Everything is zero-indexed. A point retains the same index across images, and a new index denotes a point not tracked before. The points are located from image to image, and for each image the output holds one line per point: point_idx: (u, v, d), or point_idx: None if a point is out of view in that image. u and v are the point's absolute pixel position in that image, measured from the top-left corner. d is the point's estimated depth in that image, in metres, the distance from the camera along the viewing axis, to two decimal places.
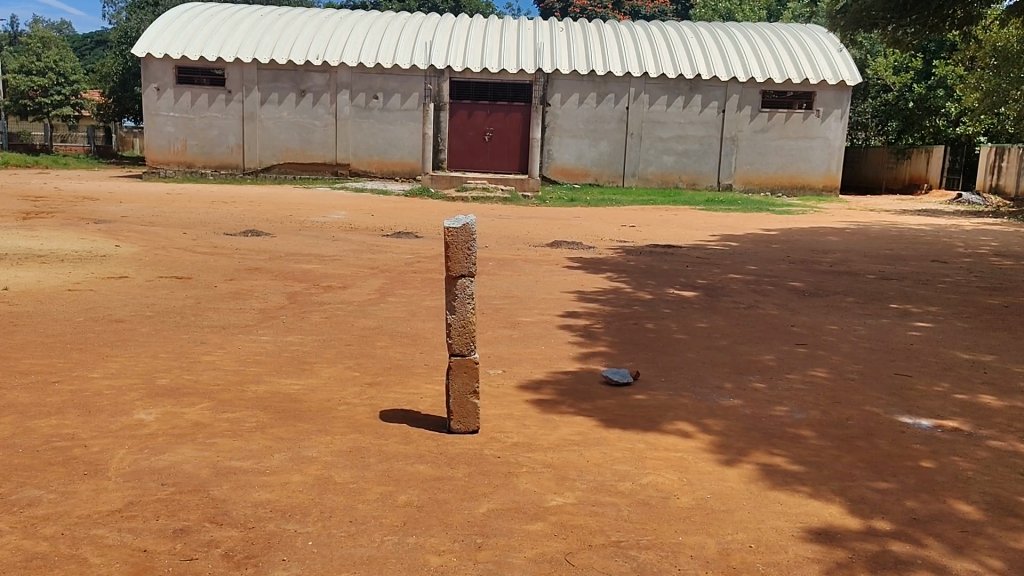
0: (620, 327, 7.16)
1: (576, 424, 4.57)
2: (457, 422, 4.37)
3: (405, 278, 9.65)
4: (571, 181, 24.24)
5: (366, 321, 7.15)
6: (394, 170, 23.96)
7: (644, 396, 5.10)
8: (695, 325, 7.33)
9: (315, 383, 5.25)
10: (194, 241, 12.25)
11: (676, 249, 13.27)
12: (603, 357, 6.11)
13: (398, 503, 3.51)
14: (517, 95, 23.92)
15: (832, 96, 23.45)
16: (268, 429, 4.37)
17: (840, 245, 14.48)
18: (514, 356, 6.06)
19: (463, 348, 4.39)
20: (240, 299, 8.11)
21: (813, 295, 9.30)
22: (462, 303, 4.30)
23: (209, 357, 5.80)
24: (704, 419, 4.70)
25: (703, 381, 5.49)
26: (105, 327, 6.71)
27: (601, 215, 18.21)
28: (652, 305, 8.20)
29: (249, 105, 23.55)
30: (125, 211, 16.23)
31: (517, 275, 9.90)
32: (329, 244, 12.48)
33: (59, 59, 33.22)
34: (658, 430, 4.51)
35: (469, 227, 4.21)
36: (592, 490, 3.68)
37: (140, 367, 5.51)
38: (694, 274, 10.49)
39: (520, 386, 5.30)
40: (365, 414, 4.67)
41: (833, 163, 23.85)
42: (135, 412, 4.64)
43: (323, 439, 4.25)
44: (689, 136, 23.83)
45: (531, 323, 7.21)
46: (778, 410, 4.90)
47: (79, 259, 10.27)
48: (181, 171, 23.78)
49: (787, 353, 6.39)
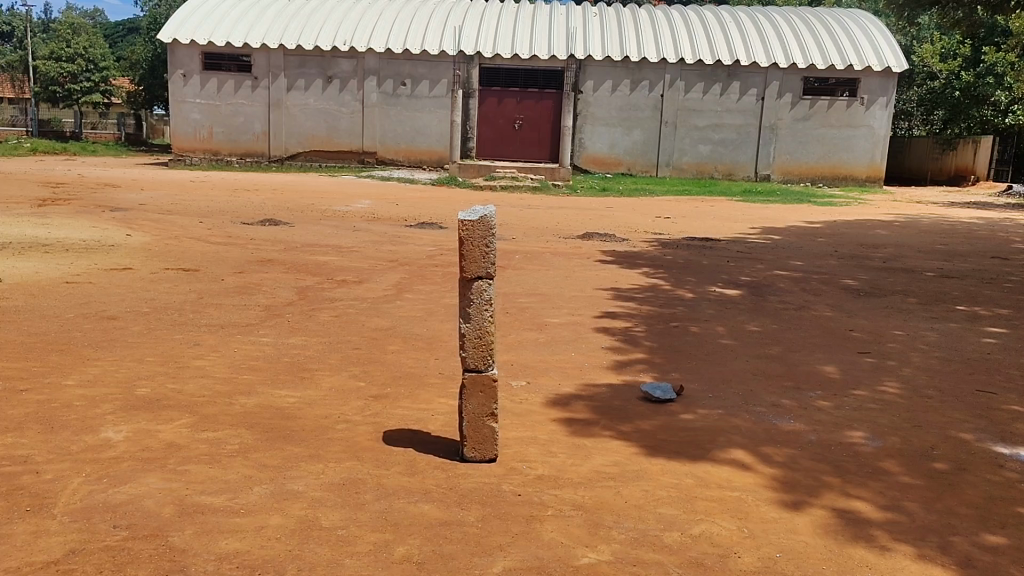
0: (661, 330, 6.45)
1: (611, 451, 3.88)
2: (472, 449, 3.71)
3: (425, 272, 9.00)
4: (603, 171, 23.38)
5: (378, 321, 6.52)
6: (422, 158, 23.35)
7: (691, 416, 4.39)
8: (744, 329, 6.57)
9: (314, 396, 4.61)
10: (210, 231, 11.74)
11: (715, 242, 12.50)
12: (643, 367, 5.40)
13: (394, 558, 2.87)
14: (549, 83, 23.22)
15: (877, 83, 22.45)
16: (252, 454, 3.75)
17: (891, 239, 13.60)
18: (540, 365, 5.38)
19: (480, 363, 3.71)
20: (246, 294, 7.50)
21: (869, 295, 8.48)
22: (479, 310, 3.62)
23: (199, 361, 5.20)
24: (762, 447, 3.98)
25: (757, 398, 4.76)
26: (93, 325, 6.14)
27: (634, 206, 17.44)
28: (693, 305, 7.48)
29: (275, 91, 23.02)
30: (144, 198, 15.80)
31: (545, 270, 9.25)
32: (348, 234, 11.91)
33: (89, 45, 32.97)
34: (708, 460, 3.80)
35: (489, 219, 3.53)
36: (633, 543, 3.00)
37: (122, 373, 4.92)
38: (736, 270, 9.76)
39: (545, 402, 4.62)
40: (367, 436, 4.02)
41: (877, 153, 22.80)
42: (101, 428, 4.04)
43: (314, 468, 3.62)
44: (727, 125, 22.89)
45: (560, 325, 6.53)
46: (850, 436, 4.16)
47: (85, 249, 9.76)
48: (207, 158, 23.28)
49: (850, 363, 5.65)
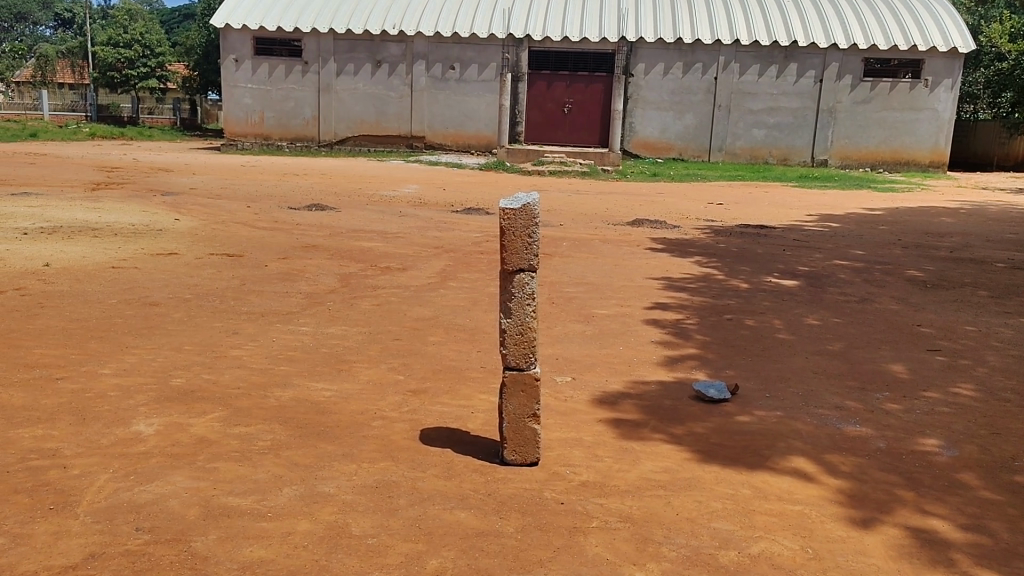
0: (714, 323, 6.15)
1: (661, 456, 3.64)
2: (512, 452, 3.50)
3: (470, 259, 8.81)
4: (653, 156, 22.91)
5: (420, 310, 6.34)
6: (470, 143, 23.15)
7: (748, 418, 4.11)
8: (803, 323, 6.23)
9: (350, 390, 4.44)
10: (257, 215, 11.73)
11: (770, 230, 12.06)
12: (695, 363, 5.12)
13: (426, 572, 2.68)
14: (599, 66, 22.79)
15: (943, 64, 21.61)
16: (283, 451, 3.60)
17: (957, 228, 12.98)
18: (586, 360, 5.14)
19: (521, 361, 3.49)
20: (289, 281, 7.39)
21: (937, 288, 8.03)
22: (520, 305, 3.40)
23: (236, 351, 5.08)
24: (825, 454, 3.69)
25: (819, 398, 4.45)
26: (135, 312, 6.08)
27: (685, 192, 16.99)
28: (748, 296, 7.14)
29: (325, 76, 23.00)
30: (195, 182, 15.96)
31: (594, 258, 8.99)
32: (394, 219, 11.79)
33: (146, 31, 33.27)
34: (767, 468, 3.53)
35: (532, 207, 3.29)
36: (684, 563, 2.76)
37: (158, 362, 4.82)
38: (793, 259, 9.37)
39: (591, 401, 4.38)
40: (403, 434, 3.83)
41: (941, 137, 21.92)
42: (132, 421, 3.92)
43: (346, 468, 3.45)
44: (783, 108, 22.21)
45: (607, 317, 6.28)
46: (922, 444, 3.85)
47: (133, 234, 9.79)
48: (258, 143, 23.38)
49: (918, 362, 5.28)
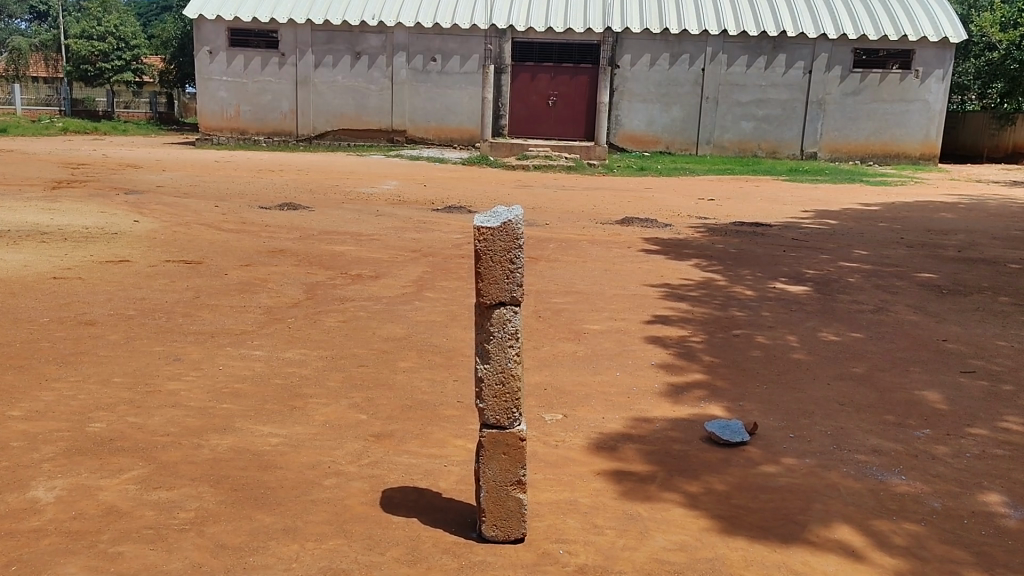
0: (720, 341, 5.49)
1: (675, 527, 2.98)
2: (492, 527, 2.84)
3: (449, 264, 8.14)
4: (640, 149, 22.27)
5: (391, 328, 5.65)
6: (452, 137, 22.39)
7: (774, 470, 3.47)
8: (819, 339, 5.60)
9: (303, 435, 3.75)
10: (224, 216, 10.98)
11: (766, 228, 11.44)
12: (704, 392, 4.47)
13: None
14: (584, 57, 22.07)
15: (933, 55, 21.03)
16: (209, 526, 2.92)
17: (960, 224, 12.42)
18: (579, 389, 4.48)
19: (502, 418, 2.84)
20: (249, 293, 6.67)
21: (954, 293, 7.42)
22: (501, 347, 2.74)
23: (173, 384, 4.38)
24: (873, 521, 3.06)
25: (852, 440, 3.81)
26: (66, 333, 5.34)
27: (676, 187, 16.36)
28: (753, 307, 6.51)
29: (303, 68, 22.18)
30: (163, 179, 15.17)
31: (584, 262, 8.33)
32: (371, 219, 11.08)
33: (120, 23, 32.08)
34: (805, 543, 2.90)
35: (514, 225, 2.62)
36: None
37: (78, 401, 4.10)
38: (797, 262, 8.74)
39: (586, 447, 3.71)
40: (361, 498, 3.15)
41: (932, 129, 21.36)
42: (29, 485, 3.20)
43: (286, 551, 2.76)
44: (772, 100, 21.60)
45: (601, 333, 5.61)
46: (983, 504, 3.22)
47: (86, 237, 9.05)
48: (234, 138, 22.55)
49: (956, 388, 4.66)
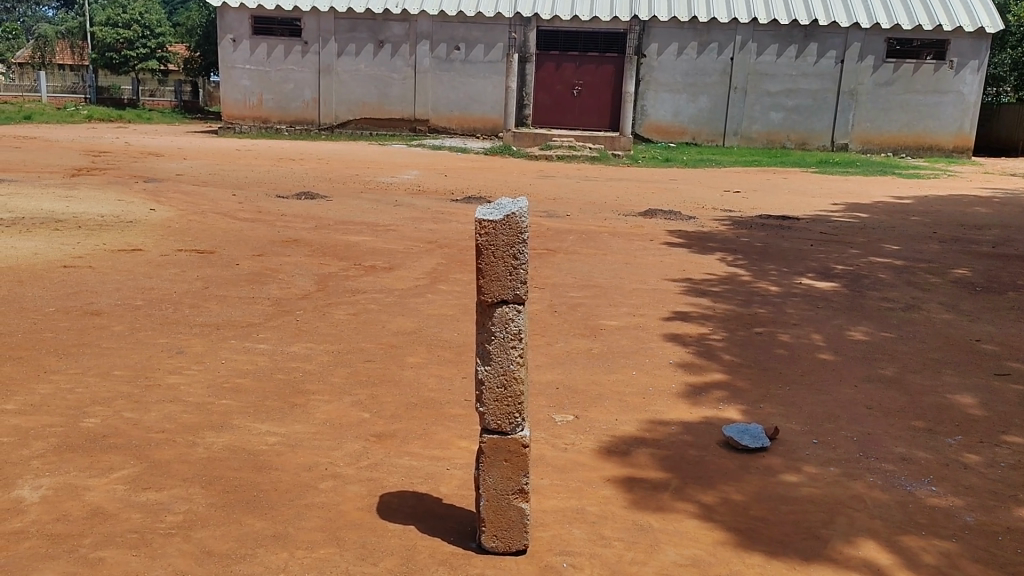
0: (742, 338, 5.27)
1: (688, 540, 2.80)
2: (493, 537, 2.68)
3: (464, 256, 7.97)
4: (666, 140, 21.95)
5: (401, 322, 5.50)
6: (475, 126, 22.18)
7: (796, 479, 3.27)
8: (845, 338, 5.37)
9: (302, 435, 3.61)
10: (240, 205, 10.88)
11: (793, 222, 11.13)
12: (723, 393, 4.28)
13: None
14: (610, 47, 21.75)
15: (969, 45, 20.47)
16: (197, 530, 2.79)
17: (995, 219, 12.04)
18: (592, 389, 4.30)
19: (504, 423, 2.66)
20: (259, 284, 6.54)
21: (989, 291, 7.13)
22: (503, 348, 2.57)
23: (174, 378, 4.26)
24: (900, 537, 2.86)
25: (879, 448, 3.60)
26: (70, 323, 5.25)
27: (699, 179, 16.07)
28: (777, 303, 6.28)
29: (325, 57, 22.07)
30: (183, 167, 15.12)
31: (603, 254, 8.12)
32: (389, 209, 10.94)
33: (145, 10, 32.23)
34: (828, 560, 2.70)
35: (518, 218, 2.44)
36: None
37: (75, 395, 3.98)
38: (824, 256, 8.47)
39: (597, 451, 3.54)
40: (357, 503, 2.99)
41: (966, 121, 20.86)
42: (15, 484, 3.08)
43: (273, 561, 2.62)
44: (802, 90, 21.16)
45: (618, 330, 5.42)
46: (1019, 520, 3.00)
47: (100, 226, 8.98)
48: (256, 126, 22.53)
49: (990, 392, 4.41)
